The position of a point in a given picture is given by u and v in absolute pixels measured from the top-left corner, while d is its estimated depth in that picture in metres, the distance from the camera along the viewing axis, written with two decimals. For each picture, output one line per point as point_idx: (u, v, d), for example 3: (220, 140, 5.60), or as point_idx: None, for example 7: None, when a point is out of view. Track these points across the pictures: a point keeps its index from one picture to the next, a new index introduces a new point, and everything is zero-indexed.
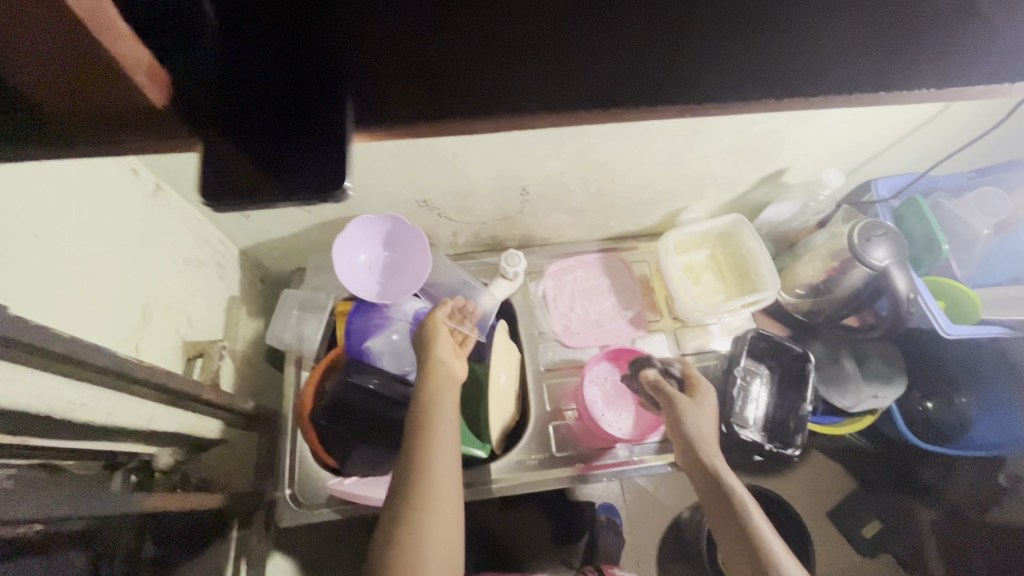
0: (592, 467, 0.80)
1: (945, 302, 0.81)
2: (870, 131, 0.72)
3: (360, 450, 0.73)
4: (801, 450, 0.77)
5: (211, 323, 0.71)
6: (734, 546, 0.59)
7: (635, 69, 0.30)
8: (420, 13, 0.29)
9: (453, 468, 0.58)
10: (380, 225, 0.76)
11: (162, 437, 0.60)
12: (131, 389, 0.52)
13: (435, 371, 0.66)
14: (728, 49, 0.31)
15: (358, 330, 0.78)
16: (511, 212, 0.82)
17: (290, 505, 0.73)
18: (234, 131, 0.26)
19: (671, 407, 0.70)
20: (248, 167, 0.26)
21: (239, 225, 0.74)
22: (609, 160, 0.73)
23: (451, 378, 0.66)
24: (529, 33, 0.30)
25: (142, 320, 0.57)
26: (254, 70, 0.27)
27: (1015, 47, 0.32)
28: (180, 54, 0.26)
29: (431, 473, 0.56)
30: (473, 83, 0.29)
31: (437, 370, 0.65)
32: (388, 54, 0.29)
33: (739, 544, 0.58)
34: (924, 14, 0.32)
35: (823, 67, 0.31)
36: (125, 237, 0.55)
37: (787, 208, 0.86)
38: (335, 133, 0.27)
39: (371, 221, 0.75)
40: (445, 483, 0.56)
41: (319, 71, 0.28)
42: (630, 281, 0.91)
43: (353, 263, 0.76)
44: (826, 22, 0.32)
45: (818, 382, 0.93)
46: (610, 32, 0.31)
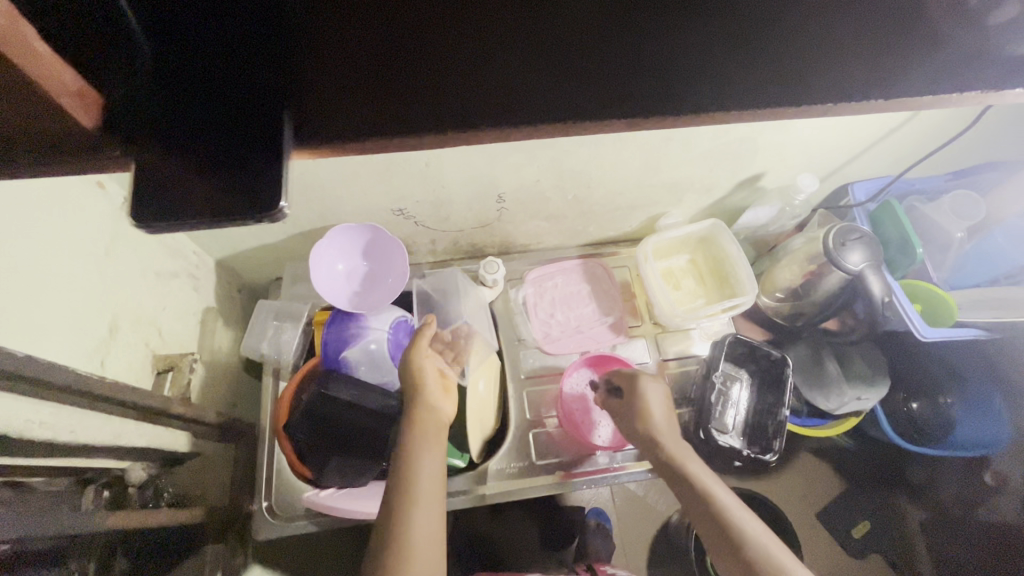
0: (572, 476, 0.79)
1: (921, 305, 0.82)
2: (842, 136, 0.73)
3: (335, 463, 0.72)
4: (778, 456, 0.77)
5: (184, 336, 0.71)
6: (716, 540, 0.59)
7: (579, 85, 0.30)
8: (360, 31, 0.29)
9: (438, 514, 0.57)
10: (359, 234, 0.76)
11: (131, 452, 0.60)
12: (96, 406, 0.52)
13: (421, 420, 0.63)
14: (671, 65, 0.31)
15: (334, 340, 0.77)
16: (488, 220, 0.82)
17: (265, 517, 0.73)
18: (170, 148, 0.26)
19: (625, 416, 0.69)
20: (179, 186, 0.26)
21: (212, 236, 0.73)
22: (584, 167, 0.73)
23: (437, 428, 0.64)
24: (478, 49, 0.30)
25: (108, 335, 0.56)
26: (185, 86, 0.27)
27: (953, 59, 0.32)
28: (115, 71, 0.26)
29: (414, 524, 0.55)
30: (414, 100, 0.29)
31: (422, 419, 0.63)
32: (337, 70, 0.28)
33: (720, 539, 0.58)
34: (866, 26, 0.33)
35: (766, 81, 0.31)
36: (92, 252, 0.54)
37: (763, 213, 0.86)
38: (273, 150, 0.26)
39: (350, 230, 0.75)
40: (429, 532, 0.55)
41: (259, 84, 0.27)
42: (609, 287, 0.91)
43: (330, 273, 0.75)
44: (769, 35, 0.32)
45: (802, 384, 0.95)
46: (558, 45, 0.31)
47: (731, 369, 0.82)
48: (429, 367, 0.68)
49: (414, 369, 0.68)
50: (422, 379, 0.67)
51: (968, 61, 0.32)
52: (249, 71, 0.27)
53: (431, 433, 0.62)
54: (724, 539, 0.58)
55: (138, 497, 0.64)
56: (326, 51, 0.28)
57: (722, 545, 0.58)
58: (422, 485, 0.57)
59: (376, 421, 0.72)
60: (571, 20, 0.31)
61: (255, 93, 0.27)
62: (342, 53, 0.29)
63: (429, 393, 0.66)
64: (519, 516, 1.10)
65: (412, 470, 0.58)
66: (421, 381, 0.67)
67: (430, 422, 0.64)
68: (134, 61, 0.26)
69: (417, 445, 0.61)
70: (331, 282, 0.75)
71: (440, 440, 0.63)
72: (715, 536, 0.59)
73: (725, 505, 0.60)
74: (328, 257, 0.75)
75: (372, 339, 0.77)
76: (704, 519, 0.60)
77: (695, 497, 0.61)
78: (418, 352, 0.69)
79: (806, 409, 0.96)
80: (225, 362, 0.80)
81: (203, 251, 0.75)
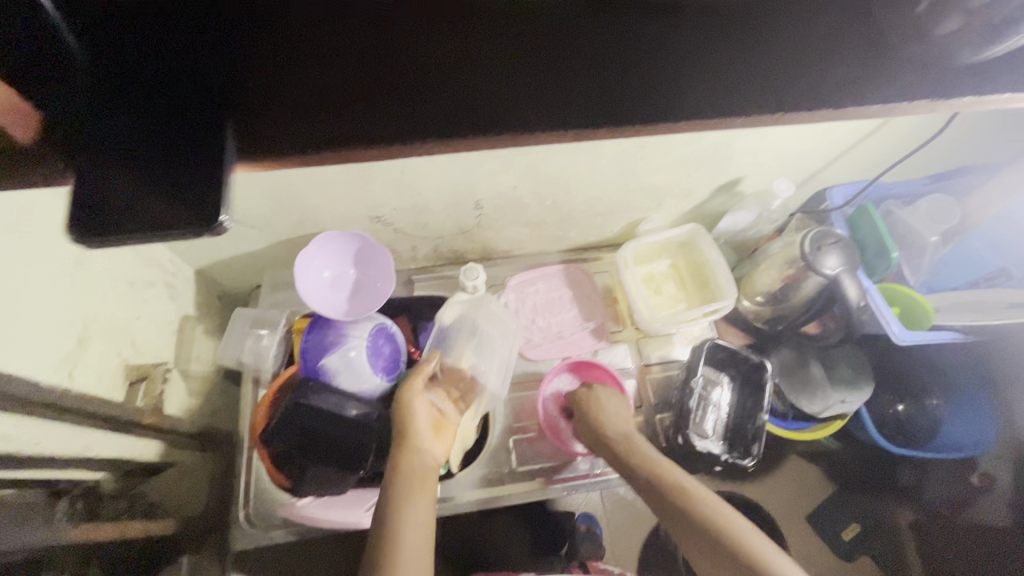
0: (552, 481, 0.79)
1: (898, 308, 0.83)
2: (816, 142, 0.73)
3: (313, 471, 0.72)
4: (757, 460, 0.77)
5: (159, 345, 0.70)
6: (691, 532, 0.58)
7: (528, 96, 0.30)
8: (307, 45, 0.29)
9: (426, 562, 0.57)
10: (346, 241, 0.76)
11: (102, 462, 0.59)
12: (61, 417, 0.51)
13: (409, 466, 0.63)
14: (623, 76, 0.31)
15: (312, 347, 0.75)
16: (468, 226, 0.82)
17: (242, 527, 0.72)
18: (109, 161, 0.26)
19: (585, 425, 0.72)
20: (118, 202, 0.26)
21: (189, 245, 0.73)
22: (560, 174, 0.73)
23: (426, 473, 0.63)
24: (426, 64, 0.30)
25: (77, 346, 0.56)
26: (128, 105, 0.27)
27: (908, 67, 0.32)
28: (51, 83, 0.26)
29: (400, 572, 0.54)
30: (361, 114, 0.29)
31: (410, 466, 0.63)
32: (280, 82, 0.29)
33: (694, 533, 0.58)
34: (820, 36, 0.33)
35: (718, 91, 0.31)
36: (62, 262, 0.54)
37: (742, 217, 0.86)
38: (214, 163, 0.27)
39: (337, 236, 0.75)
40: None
41: (201, 97, 0.28)
42: (591, 292, 0.91)
43: (315, 278, 0.75)
44: (722, 45, 0.32)
45: (786, 386, 0.93)
46: (507, 56, 0.31)
47: (711, 374, 0.83)
48: (419, 409, 0.68)
49: (405, 411, 0.67)
50: (412, 421, 0.66)
51: (917, 68, 0.32)
52: (190, 84, 0.28)
53: (419, 477, 0.62)
54: (696, 532, 0.58)
55: (111, 507, 0.62)
56: (268, 64, 0.29)
57: (697, 540, 0.58)
58: (409, 531, 0.57)
59: (355, 430, 0.73)
60: (520, 30, 0.31)
61: (197, 105, 0.27)
62: (286, 66, 0.29)
63: (419, 436, 0.66)
64: (508, 523, 1.09)
65: (399, 516, 0.58)
66: (411, 424, 0.66)
67: (419, 467, 0.63)
68: (72, 72, 0.26)
69: (404, 489, 0.60)
70: (315, 287, 0.75)
71: (429, 486, 0.62)
72: (687, 531, 0.59)
73: (688, 490, 0.61)
74: (313, 264, 0.75)
75: (352, 346, 0.74)
76: (675, 516, 0.60)
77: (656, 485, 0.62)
78: (410, 392, 0.69)
79: (792, 411, 0.94)
80: (205, 370, 0.80)
81: (181, 260, 0.75)
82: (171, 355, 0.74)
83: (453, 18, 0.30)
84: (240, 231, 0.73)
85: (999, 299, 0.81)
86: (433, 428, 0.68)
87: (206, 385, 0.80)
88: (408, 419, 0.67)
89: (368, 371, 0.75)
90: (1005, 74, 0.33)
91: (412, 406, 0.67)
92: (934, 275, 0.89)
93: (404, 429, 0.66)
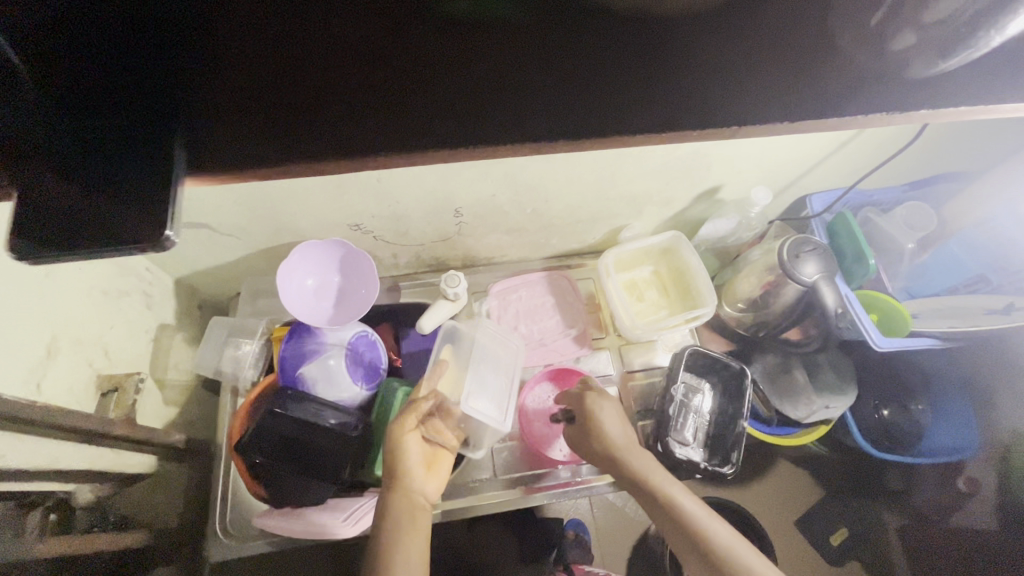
0: (534, 490, 0.78)
1: (877, 314, 0.83)
2: (792, 151, 0.74)
3: (289, 482, 0.71)
4: (736, 467, 0.76)
5: (134, 354, 0.70)
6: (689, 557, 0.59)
7: (484, 109, 0.30)
8: (263, 58, 0.29)
9: None
10: (328, 248, 0.76)
11: (74, 474, 0.59)
12: (26, 429, 0.51)
13: (398, 506, 0.64)
14: (578, 89, 0.31)
15: (291, 356, 0.76)
16: (448, 233, 0.82)
17: (219, 538, 0.72)
18: (60, 174, 0.26)
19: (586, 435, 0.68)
20: (67, 219, 0.26)
21: (166, 254, 0.73)
22: (538, 182, 0.73)
23: (417, 510, 0.65)
24: (387, 78, 0.30)
25: (46, 356, 0.55)
26: (80, 123, 0.27)
27: (860, 82, 0.33)
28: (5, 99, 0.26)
29: None
30: (314, 126, 0.29)
31: (400, 506, 0.64)
32: (240, 94, 0.29)
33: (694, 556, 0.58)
34: (779, 48, 0.33)
35: (673, 104, 0.32)
36: (31, 273, 0.53)
37: (722, 225, 0.87)
38: (163, 175, 0.26)
39: (317, 244, 0.75)
40: None
41: (153, 107, 0.27)
42: (573, 298, 0.91)
43: (299, 287, 0.75)
44: (678, 52, 0.32)
45: (773, 394, 0.94)
46: (468, 67, 0.30)
47: (693, 381, 0.83)
48: (411, 444, 0.68)
49: (398, 448, 0.67)
50: (403, 457, 0.67)
51: (871, 81, 0.33)
52: (143, 94, 0.27)
53: (410, 513, 0.64)
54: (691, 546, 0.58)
55: (84, 518, 0.61)
56: (226, 76, 0.29)
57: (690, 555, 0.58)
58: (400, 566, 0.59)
59: (333, 440, 0.72)
60: (482, 41, 0.31)
61: (150, 116, 0.27)
62: (245, 78, 0.29)
63: (411, 472, 0.66)
64: (496, 532, 1.07)
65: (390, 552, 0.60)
66: (401, 461, 0.66)
67: (410, 504, 0.65)
68: (19, 87, 0.26)
69: (394, 527, 0.62)
70: (299, 295, 0.75)
71: (419, 522, 0.63)
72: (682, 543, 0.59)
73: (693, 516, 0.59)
74: (297, 273, 0.75)
75: (330, 354, 0.76)
76: (671, 527, 0.60)
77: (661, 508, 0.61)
78: (400, 429, 0.68)
79: (777, 418, 0.94)
80: (182, 379, 0.79)
81: (158, 269, 0.75)
82: (148, 364, 0.73)
83: (415, 30, 0.30)
84: (218, 240, 0.73)
85: (979, 306, 0.81)
86: (425, 465, 0.69)
87: (184, 395, 0.80)
88: (400, 455, 0.67)
89: (346, 380, 0.77)
90: (960, 86, 0.33)
91: (403, 443, 0.67)
92: (913, 281, 0.90)
93: (396, 465, 0.66)
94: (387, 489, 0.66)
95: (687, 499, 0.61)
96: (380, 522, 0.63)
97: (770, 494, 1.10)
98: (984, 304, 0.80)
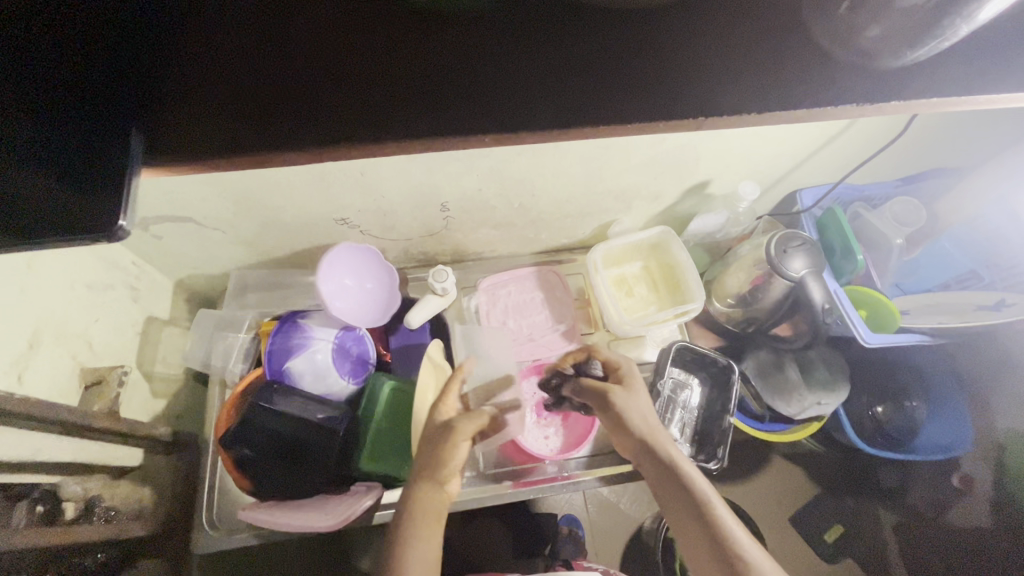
0: (521, 484, 0.77)
1: (865, 310, 0.83)
2: (779, 145, 0.73)
3: (272, 475, 0.72)
4: (721, 463, 0.76)
5: (119, 347, 0.70)
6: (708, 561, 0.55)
7: (448, 99, 0.30)
8: (236, 52, 0.30)
9: None
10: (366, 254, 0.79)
11: (56, 466, 0.59)
12: (5, 420, 0.51)
13: (429, 505, 0.58)
14: (544, 80, 0.31)
15: (278, 351, 0.77)
16: (435, 227, 0.82)
17: (204, 530, 0.72)
18: (16, 165, 0.27)
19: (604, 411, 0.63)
20: (25, 209, 0.27)
21: (152, 247, 0.73)
22: (524, 177, 0.73)
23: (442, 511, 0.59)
24: (354, 68, 0.30)
25: (28, 349, 0.56)
26: (35, 115, 0.27)
27: (834, 72, 0.32)
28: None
29: None
30: (279, 118, 0.30)
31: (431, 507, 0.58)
32: (202, 88, 0.30)
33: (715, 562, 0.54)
34: (750, 38, 0.32)
35: (640, 95, 0.31)
36: (11, 264, 0.53)
37: (711, 220, 0.86)
38: (118, 168, 0.27)
39: (360, 249, 0.78)
40: None
41: (110, 102, 0.28)
42: (562, 294, 0.89)
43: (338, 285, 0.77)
44: (643, 40, 0.32)
45: (764, 390, 0.94)
46: (434, 56, 0.30)
47: (681, 376, 0.83)
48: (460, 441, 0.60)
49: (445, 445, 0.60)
50: (450, 456, 0.60)
51: (842, 71, 0.32)
52: (99, 88, 0.28)
53: (437, 515, 0.58)
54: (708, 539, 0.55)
55: (70, 509, 0.61)
56: (186, 71, 0.29)
57: (704, 550, 0.55)
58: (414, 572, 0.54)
59: (317, 433, 0.72)
60: (453, 32, 0.30)
61: (104, 110, 0.28)
62: (210, 75, 0.30)
63: (449, 471, 0.60)
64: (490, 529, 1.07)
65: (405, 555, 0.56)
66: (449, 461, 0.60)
67: (436, 506, 0.59)
68: None
69: (418, 530, 0.57)
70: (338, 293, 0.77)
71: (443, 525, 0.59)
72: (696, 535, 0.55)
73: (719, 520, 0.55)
74: (336, 271, 0.77)
75: (317, 348, 0.78)
76: (691, 518, 0.56)
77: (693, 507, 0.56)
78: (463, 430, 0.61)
79: (768, 415, 0.94)
80: (170, 372, 0.80)
81: (144, 262, 0.75)
82: (135, 358, 0.73)
83: (382, 24, 0.30)
84: (204, 233, 0.73)
85: (970, 302, 0.80)
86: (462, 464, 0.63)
87: (171, 389, 0.80)
88: (445, 452, 0.60)
89: (333, 374, 0.79)
90: (934, 76, 0.33)
91: (455, 442, 0.60)
92: (905, 277, 0.89)
93: (440, 462, 0.59)
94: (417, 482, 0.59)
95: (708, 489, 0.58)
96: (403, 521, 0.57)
97: (763, 490, 1.10)
98: (975, 300, 0.80)
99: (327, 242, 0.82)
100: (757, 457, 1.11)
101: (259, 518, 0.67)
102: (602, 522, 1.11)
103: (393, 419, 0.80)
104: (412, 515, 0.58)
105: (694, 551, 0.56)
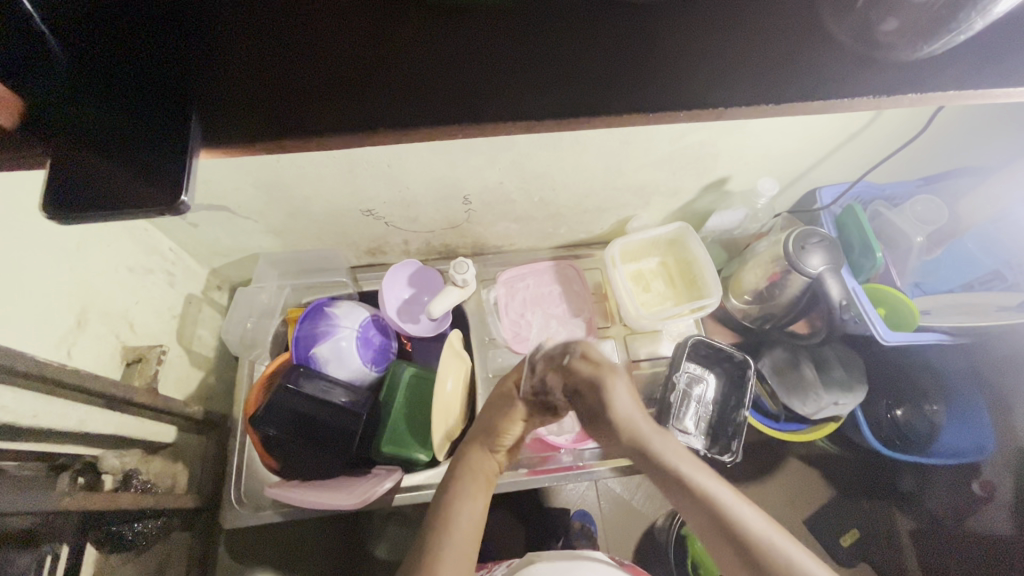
0: (536, 472, 0.79)
1: (884, 308, 0.83)
2: (799, 140, 0.74)
3: (300, 457, 0.75)
4: (735, 457, 0.77)
5: (156, 327, 0.74)
6: (720, 548, 0.54)
7: (479, 83, 0.32)
8: (267, 31, 0.31)
9: (474, 541, 0.57)
10: (421, 275, 0.90)
11: (101, 438, 0.62)
12: (57, 393, 0.54)
13: (476, 465, 0.63)
14: (578, 73, 0.32)
15: (304, 337, 0.81)
16: (457, 220, 0.85)
17: (233, 506, 0.75)
18: (88, 147, 0.29)
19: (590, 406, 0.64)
20: (87, 187, 0.29)
21: (188, 234, 0.77)
22: (545, 171, 0.74)
23: (490, 476, 0.63)
24: (393, 47, 0.31)
25: (75, 326, 0.59)
26: (107, 108, 0.30)
27: (850, 59, 0.33)
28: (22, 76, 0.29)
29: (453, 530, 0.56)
30: (326, 101, 0.31)
31: (477, 465, 0.63)
32: (244, 80, 0.31)
33: (725, 543, 0.53)
34: (767, 22, 0.33)
35: (668, 82, 0.33)
36: (65, 245, 0.57)
37: (729, 216, 0.88)
38: (182, 148, 0.30)
39: (420, 271, 0.90)
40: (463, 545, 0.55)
41: (168, 92, 0.30)
42: (580, 288, 0.91)
43: (395, 293, 0.88)
44: (663, 33, 0.33)
45: (780, 388, 0.93)
46: (468, 38, 0.32)
47: (697, 371, 0.84)
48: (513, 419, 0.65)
49: (498, 419, 0.65)
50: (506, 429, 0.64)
51: (861, 62, 0.33)
52: (159, 80, 0.30)
53: (484, 478, 0.62)
54: (722, 530, 0.53)
55: (109, 480, 0.65)
56: (232, 57, 0.31)
57: (728, 551, 0.53)
58: (457, 531, 0.56)
59: (342, 415, 0.76)
60: (474, 31, 0.32)
61: (162, 94, 0.30)
62: (247, 50, 0.31)
63: (502, 442, 0.65)
64: (504, 519, 1.08)
65: (451, 513, 0.57)
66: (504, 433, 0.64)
67: (485, 469, 0.63)
68: (67, 73, 0.29)
69: (468, 490, 0.60)
70: (392, 297, 0.87)
71: (490, 490, 0.62)
72: (715, 531, 0.54)
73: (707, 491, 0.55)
74: (398, 284, 0.88)
75: (342, 336, 0.82)
76: (705, 517, 0.55)
77: (687, 491, 0.56)
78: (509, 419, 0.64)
79: (784, 414, 0.94)
80: (203, 353, 0.84)
81: (180, 249, 0.80)
82: (173, 338, 0.77)
83: (413, 23, 0.31)
84: (237, 221, 0.77)
85: (992, 302, 0.80)
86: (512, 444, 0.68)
87: (203, 371, 0.84)
88: (500, 424, 0.64)
89: (356, 361, 0.83)
90: (947, 68, 0.34)
91: (507, 416, 0.65)
92: (925, 277, 0.89)
93: (493, 431, 0.65)
94: (472, 449, 0.65)
95: (716, 483, 0.57)
96: (454, 477, 0.62)
97: (778, 488, 1.09)
98: (996, 301, 0.79)
99: (352, 232, 0.85)
100: (772, 457, 1.10)
101: (290, 496, 0.69)
102: (615, 517, 1.10)
103: (412, 403, 0.83)
104: (460, 476, 0.61)
105: (724, 557, 0.54)
